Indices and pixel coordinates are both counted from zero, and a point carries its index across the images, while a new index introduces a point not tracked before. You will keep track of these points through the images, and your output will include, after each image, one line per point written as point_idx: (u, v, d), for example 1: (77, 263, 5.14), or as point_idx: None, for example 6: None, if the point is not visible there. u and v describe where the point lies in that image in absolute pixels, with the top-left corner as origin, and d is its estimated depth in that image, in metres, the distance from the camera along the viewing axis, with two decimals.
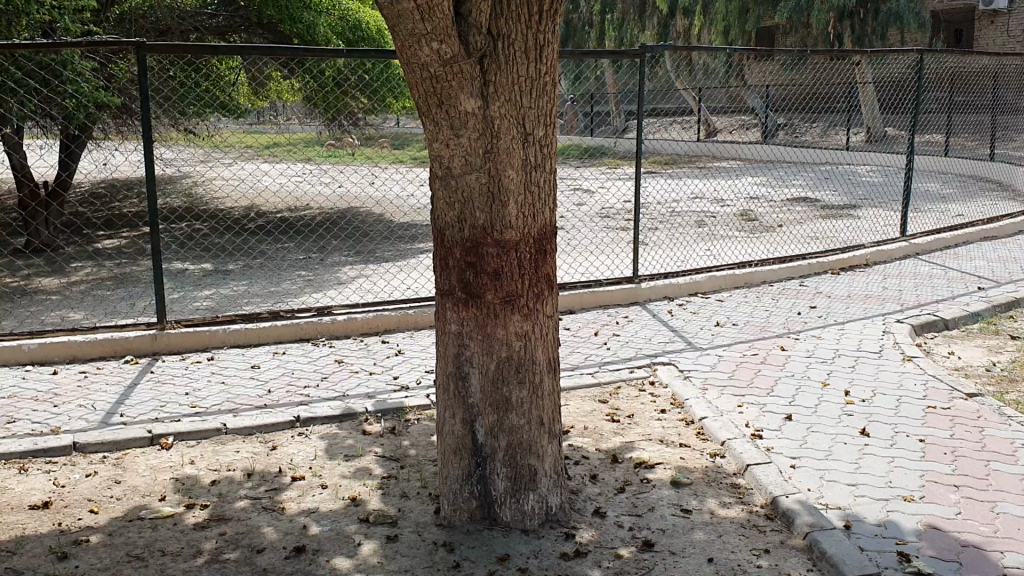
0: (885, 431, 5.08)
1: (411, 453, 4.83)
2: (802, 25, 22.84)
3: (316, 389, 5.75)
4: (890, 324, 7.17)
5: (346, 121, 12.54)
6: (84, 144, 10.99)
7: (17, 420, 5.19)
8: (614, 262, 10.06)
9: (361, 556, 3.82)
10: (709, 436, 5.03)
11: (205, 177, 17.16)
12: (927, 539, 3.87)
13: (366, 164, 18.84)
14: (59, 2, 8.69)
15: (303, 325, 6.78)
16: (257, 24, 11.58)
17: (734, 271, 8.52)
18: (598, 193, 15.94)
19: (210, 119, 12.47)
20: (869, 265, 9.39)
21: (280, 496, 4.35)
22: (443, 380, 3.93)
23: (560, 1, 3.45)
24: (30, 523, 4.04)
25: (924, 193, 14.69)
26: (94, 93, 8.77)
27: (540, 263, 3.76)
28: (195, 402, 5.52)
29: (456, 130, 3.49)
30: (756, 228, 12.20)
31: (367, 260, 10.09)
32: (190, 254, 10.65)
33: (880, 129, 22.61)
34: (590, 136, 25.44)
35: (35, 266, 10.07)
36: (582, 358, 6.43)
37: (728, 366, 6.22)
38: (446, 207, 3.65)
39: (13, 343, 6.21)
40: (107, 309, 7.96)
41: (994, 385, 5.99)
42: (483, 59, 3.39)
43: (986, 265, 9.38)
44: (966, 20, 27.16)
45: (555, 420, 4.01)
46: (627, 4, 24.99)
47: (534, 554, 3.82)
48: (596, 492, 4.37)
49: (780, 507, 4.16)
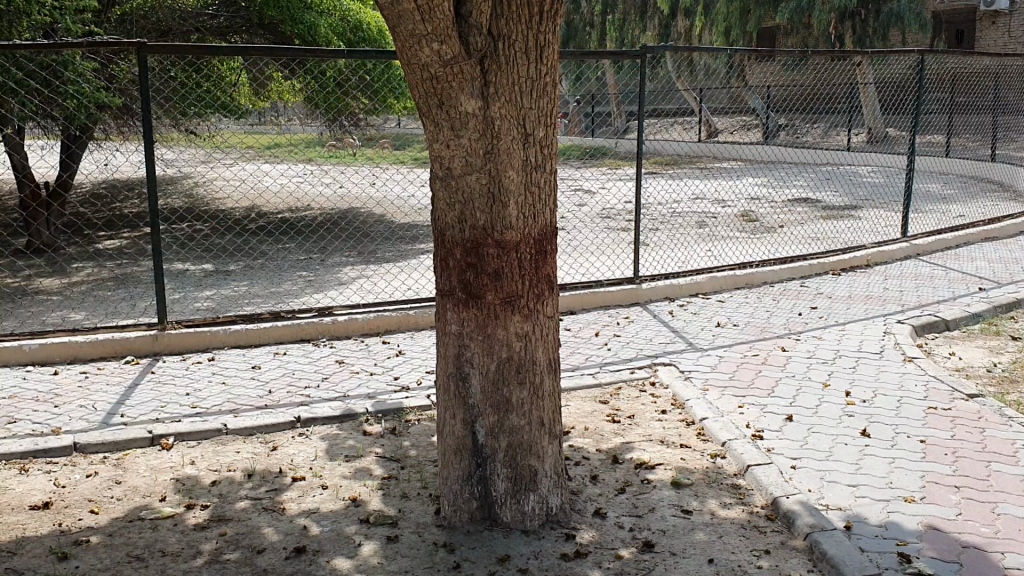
0: (885, 431, 5.07)
1: (411, 453, 4.83)
2: (803, 25, 22.86)
3: (317, 390, 5.75)
4: (892, 325, 7.17)
5: (347, 122, 12.56)
6: (85, 144, 11.01)
7: (18, 420, 5.20)
8: (615, 262, 10.07)
9: (361, 557, 3.82)
10: (710, 437, 5.03)
11: (206, 177, 17.20)
12: (928, 540, 3.87)
13: (367, 164, 18.87)
14: (60, 2, 8.71)
15: (304, 325, 6.79)
16: (257, 25, 11.61)
17: (736, 271, 8.53)
18: (599, 194, 15.96)
19: (211, 120, 12.47)
20: (870, 265, 9.39)
21: (280, 497, 4.35)
22: (444, 381, 3.93)
23: (560, 1, 3.45)
24: (30, 523, 4.04)
25: (925, 194, 14.70)
26: (95, 93, 8.77)
27: (540, 264, 3.76)
28: (196, 403, 5.52)
29: (456, 131, 3.49)
30: (758, 228, 12.21)
31: (368, 260, 10.11)
32: (191, 254, 10.67)
33: (881, 129, 22.62)
34: (590, 137, 25.47)
35: (36, 266, 10.09)
36: (583, 358, 6.44)
37: (729, 367, 6.22)
38: (447, 208, 3.65)
39: (14, 343, 6.21)
40: (108, 309, 7.98)
41: (995, 386, 5.99)
42: (483, 60, 3.39)
43: (987, 266, 9.38)
44: (967, 21, 27.18)
45: (556, 421, 4.00)
46: (628, 5, 25.00)
47: (534, 554, 3.82)
48: (597, 492, 4.37)
49: (781, 507, 4.16)
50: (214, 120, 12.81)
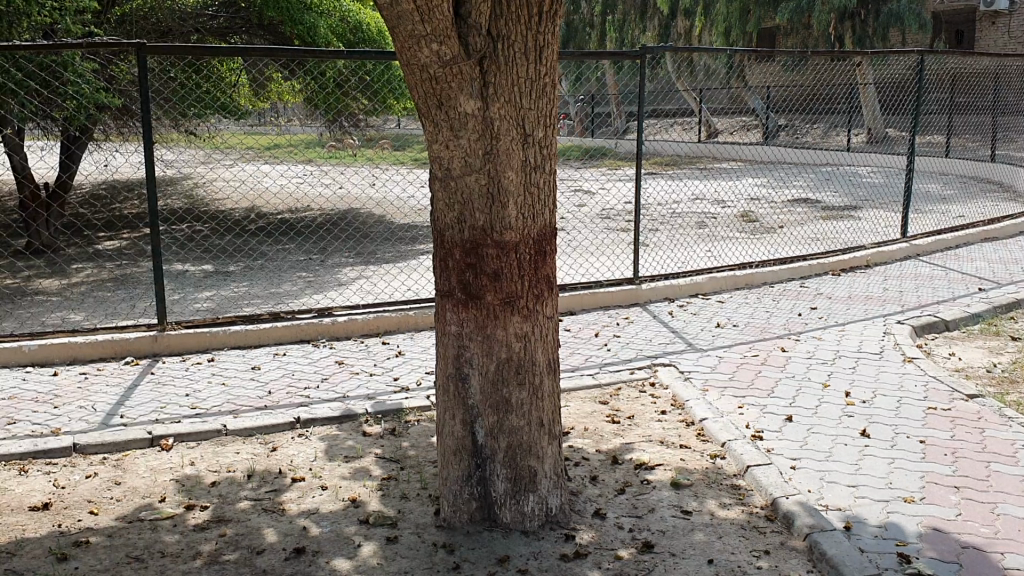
0: (885, 432, 5.07)
1: (410, 454, 4.83)
2: (803, 26, 22.86)
3: (317, 390, 5.76)
4: (891, 325, 7.18)
5: (347, 122, 12.56)
6: (85, 145, 11.03)
7: (18, 421, 5.20)
8: (615, 263, 10.08)
9: (361, 557, 3.82)
10: (710, 437, 5.03)
11: (206, 178, 17.23)
12: (927, 540, 3.87)
13: (366, 164, 18.89)
14: (60, 3, 8.74)
15: (303, 326, 6.79)
16: (257, 25, 11.62)
17: (735, 271, 8.53)
18: (599, 194, 15.98)
19: (211, 120, 12.49)
20: (870, 266, 9.39)
21: (280, 497, 4.35)
22: (443, 381, 3.93)
23: (559, 1, 3.45)
24: (30, 524, 4.04)
25: (924, 194, 14.71)
26: (95, 93, 8.78)
27: (540, 264, 3.76)
28: (196, 403, 5.53)
29: (455, 131, 3.48)
30: (757, 228, 12.23)
31: (368, 261, 10.13)
32: (191, 255, 10.69)
33: (881, 129, 22.63)
34: (590, 137, 25.50)
35: (36, 266, 10.11)
36: (582, 359, 6.44)
37: (729, 367, 6.22)
38: (446, 209, 3.65)
39: (13, 344, 6.21)
40: (108, 310, 7.99)
41: (995, 386, 5.99)
42: (483, 60, 3.39)
43: (987, 266, 9.39)
44: (966, 22, 27.19)
45: (555, 421, 4.00)
46: (628, 5, 25.01)
47: (534, 555, 3.82)
48: (596, 493, 4.37)
49: (780, 508, 4.16)
50: (214, 121, 12.81)
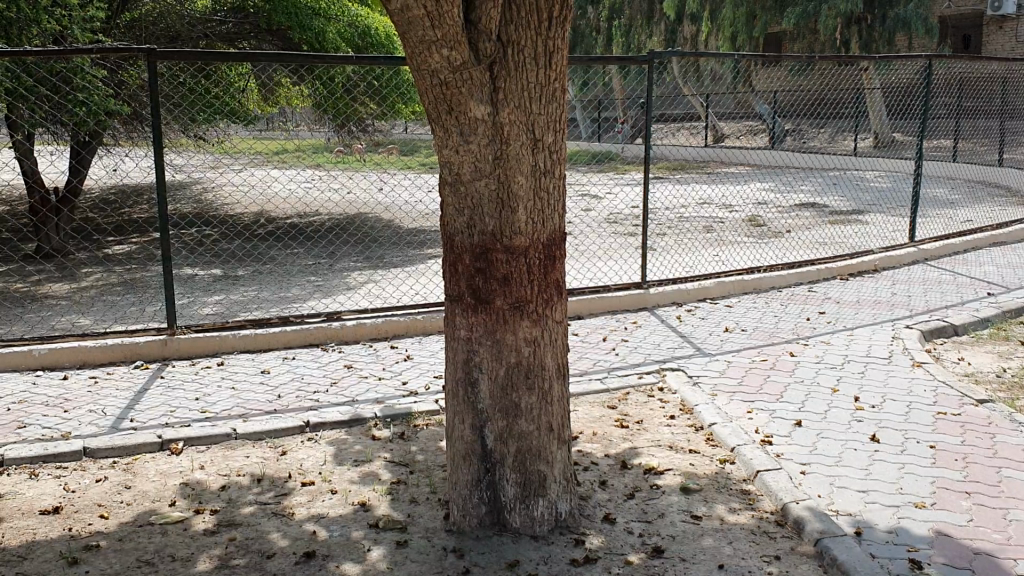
0: (895, 437, 5.05)
1: (420, 458, 4.83)
2: (809, 31, 22.82)
3: (326, 394, 5.77)
4: (900, 331, 7.12)
5: (355, 128, 12.66)
6: (95, 150, 11.07)
7: (28, 424, 5.22)
8: (622, 268, 10.05)
9: (370, 562, 3.82)
10: (719, 442, 5.02)
11: (215, 184, 17.40)
12: (937, 546, 3.85)
13: (373, 171, 19.03)
14: (70, 11, 8.88)
15: (311, 331, 6.80)
16: (266, 31, 11.65)
17: (742, 276, 8.52)
18: (606, 198, 16.05)
19: (222, 126, 12.58)
20: (878, 271, 9.34)
21: (289, 501, 4.36)
22: (454, 386, 3.94)
23: (570, 6, 3.45)
24: (41, 526, 4.06)
25: (931, 199, 14.69)
26: (105, 100, 8.94)
27: (549, 269, 3.76)
28: (206, 407, 5.54)
29: (466, 137, 3.49)
30: (764, 233, 12.20)
31: (376, 265, 10.17)
32: (199, 258, 10.73)
33: (887, 134, 22.55)
34: (597, 142, 25.54)
35: (47, 271, 10.13)
36: (590, 364, 6.44)
37: (737, 372, 6.21)
38: (456, 213, 3.67)
39: (23, 348, 6.22)
40: (118, 314, 8.02)
41: (1005, 392, 5.95)
42: (493, 66, 3.40)
43: (996, 271, 9.33)
44: (974, 26, 27.07)
45: (565, 427, 4.00)
46: (635, 10, 25.11)
47: (544, 560, 3.81)
48: (606, 497, 4.37)
49: (790, 514, 4.14)
50: (223, 125, 12.85)
